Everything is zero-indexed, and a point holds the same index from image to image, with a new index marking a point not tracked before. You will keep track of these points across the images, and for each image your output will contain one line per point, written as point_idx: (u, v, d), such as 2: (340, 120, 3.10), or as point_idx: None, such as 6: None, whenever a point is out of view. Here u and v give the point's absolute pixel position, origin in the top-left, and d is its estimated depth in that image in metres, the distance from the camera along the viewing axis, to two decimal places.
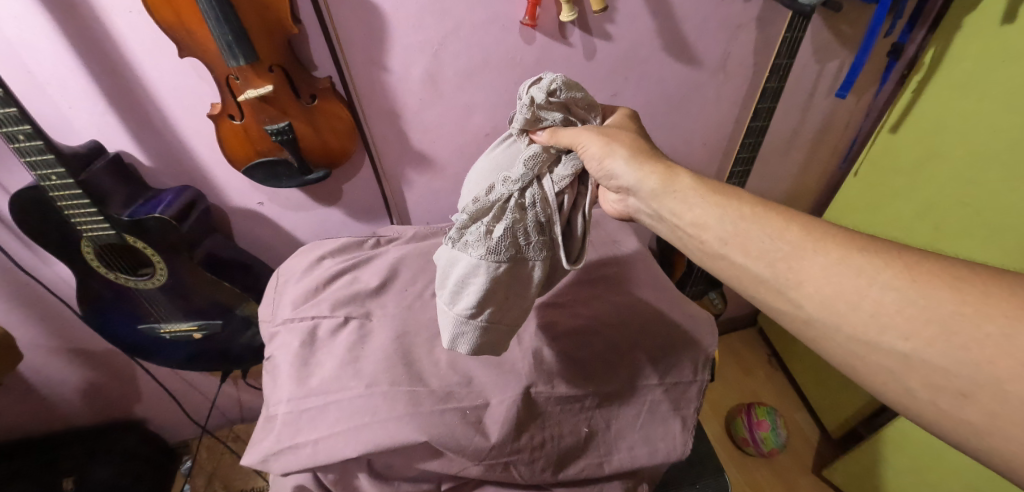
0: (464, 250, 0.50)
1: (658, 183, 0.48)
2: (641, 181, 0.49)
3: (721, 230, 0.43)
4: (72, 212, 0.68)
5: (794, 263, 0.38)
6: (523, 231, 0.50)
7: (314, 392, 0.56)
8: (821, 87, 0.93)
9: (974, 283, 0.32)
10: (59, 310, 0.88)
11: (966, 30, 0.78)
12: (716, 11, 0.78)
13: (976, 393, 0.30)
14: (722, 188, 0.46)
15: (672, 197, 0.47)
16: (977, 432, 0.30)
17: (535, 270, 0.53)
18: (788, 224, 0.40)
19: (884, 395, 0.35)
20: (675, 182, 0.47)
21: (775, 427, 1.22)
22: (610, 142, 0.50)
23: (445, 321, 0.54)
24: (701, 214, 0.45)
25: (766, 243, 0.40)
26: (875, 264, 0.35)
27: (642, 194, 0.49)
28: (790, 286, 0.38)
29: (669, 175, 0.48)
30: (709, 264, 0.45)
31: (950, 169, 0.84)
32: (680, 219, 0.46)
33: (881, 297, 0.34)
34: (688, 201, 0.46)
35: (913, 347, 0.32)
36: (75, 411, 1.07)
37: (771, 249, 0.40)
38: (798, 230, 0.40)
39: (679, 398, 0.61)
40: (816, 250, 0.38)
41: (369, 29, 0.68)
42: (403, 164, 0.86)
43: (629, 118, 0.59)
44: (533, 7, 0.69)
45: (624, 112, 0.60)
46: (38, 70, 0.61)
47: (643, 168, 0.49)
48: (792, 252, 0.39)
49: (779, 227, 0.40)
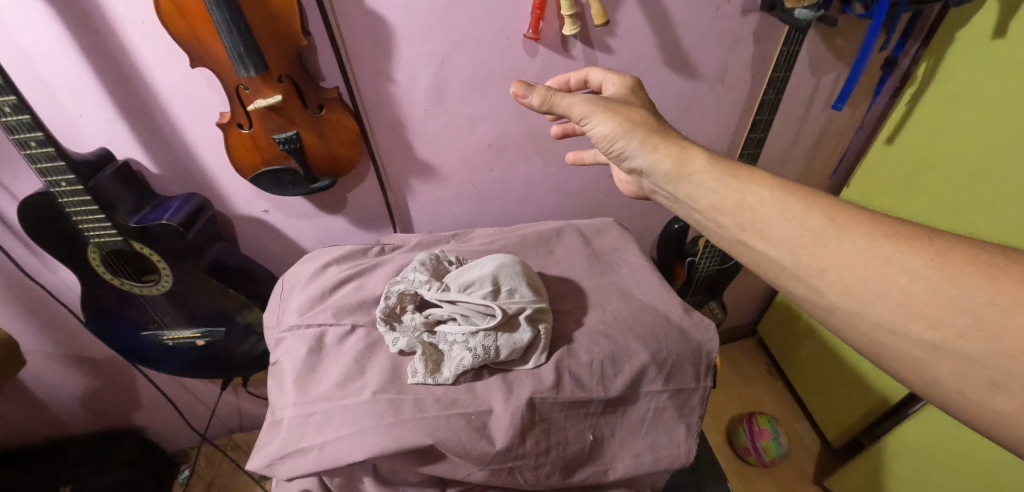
0: (436, 373, 0.58)
1: (672, 164, 0.49)
2: (655, 164, 0.50)
3: (739, 215, 0.44)
4: (80, 219, 0.69)
5: (818, 249, 0.39)
6: (466, 324, 0.62)
7: (321, 398, 0.56)
8: (817, 100, 0.95)
9: (1010, 272, 0.32)
10: (61, 316, 0.88)
11: (961, 43, 0.80)
12: (714, 25, 0.80)
13: (1007, 383, 0.30)
14: (737, 169, 0.46)
15: (686, 180, 0.48)
16: (1009, 421, 0.31)
17: (496, 331, 0.60)
18: (810, 209, 0.41)
19: (902, 380, 0.36)
20: (689, 165, 0.48)
21: (776, 436, 1.21)
22: (621, 122, 0.52)
23: (459, 362, 0.59)
24: (717, 198, 0.45)
25: (787, 230, 0.41)
26: (904, 253, 0.35)
27: (656, 177, 0.50)
28: (809, 275, 0.39)
29: (682, 156, 0.48)
30: (728, 248, 0.47)
31: (941, 179, 0.86)
32: (693, 201, 0.47)
33: (910, 285, 0.34)
34: (703, 184, 0.46)
35: (942, 337, 0.33)
36: (73, 418, 1.06)
37: (791, 236, 0.41)
38: (820, 215, 0.40)
39: (681, 404, 0.62)
40: (839, 236, 0.38)
41: (377, 39, 0.69)
42: (407, 173, 0.88)
43: (630, 87, 0.60)
44: (536, 21, 0.70)
45: (625, 82, 0.60)
46: (50, 78, 0.62)
47: (656, 150, 0.50)
48: (815, 239, 0.39)
49: (800, 211, 0.41)
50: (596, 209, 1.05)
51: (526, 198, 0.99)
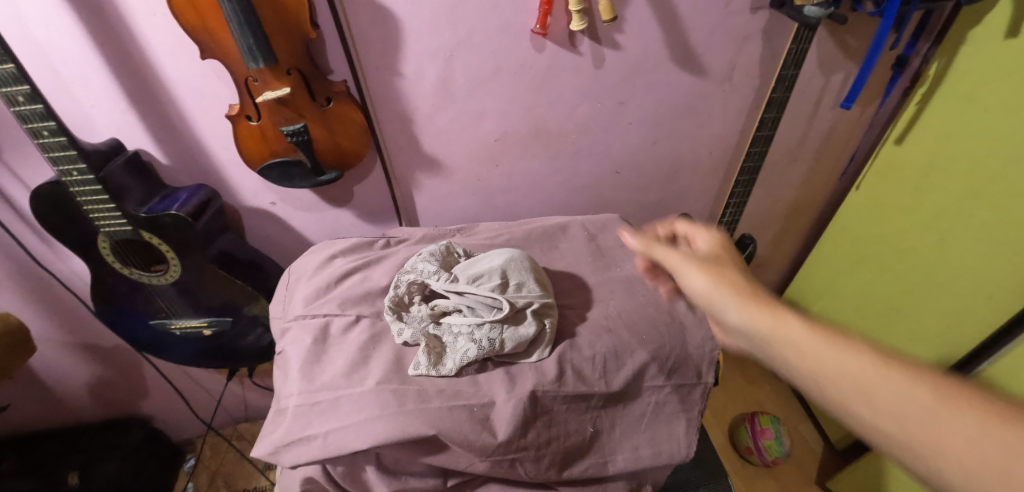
0: (440, 365, 0.59)
1: (767, 326, 0.39)
2: (746, 324, 0.40)
3: (833, 378, 0.34)
4: (91, 208, 0.69)
5: (924, 425, 0.29)
6: (472, 316, 0.63)
7: (325, 387, 0.57)
8: (825, 99, 0.95)
9: None
10: (72, 304, 0.89)
11: (975, 42, 0.79)
12: (723, 22, 0.80)
13: None
14: (844, 332, 0.36)
15: (783, 345, 0.37)
16: None
17: (502, 324, 0.60)
18: (923, 377, 0.31)
19: None
20: (788, 327, 0.38)
21: (779, 435, 1.20)
22: (714, 277, 0.45)
23: (462, 355, 0.59)
24: (823, 369, 0.34)
25: (893, 400, 0.31)
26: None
27: (750, 341, 0.40)
28: (919, 457, 0.29)
29: (780, 316, 0.39)
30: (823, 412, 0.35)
31: (950, 179, 0.86)
32: (787, 368, 0.37)
33: None
34: (805, 351, 0.36)
35: None
36: (83, 405, 1.08)
37: (896, 406, 0.31)
38: (934, 385, 0.30)
39: (682, 399, 0.62)
40: (953, 415, 0.29)
41: (384, 33, 0.70)
42: (413, 167, 0.88)
43: (725, 249, 0.51)
44: (544, 16, 0.70)
45: (717, 240, 0.52)
46: (64, 68, 0.63)
47: (750, 308, 0.41)
48: (924, 411, 0.30)
49: (905, 376, 0.31)
50: (602, 205, 1.05)
51: (532, 193, 0.99)
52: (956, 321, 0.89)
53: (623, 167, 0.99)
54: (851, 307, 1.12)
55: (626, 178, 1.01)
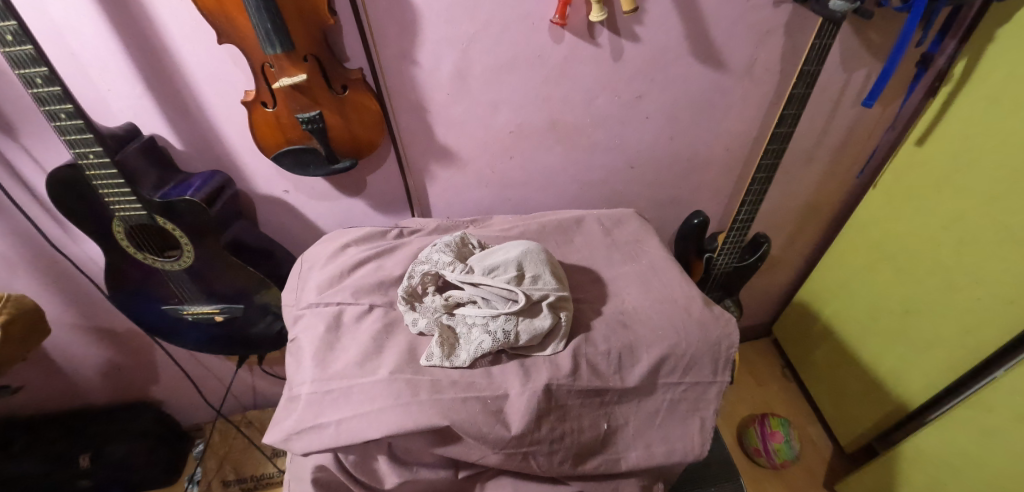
0: (455, 357, 0.59)
1: None
2: None
3: None
4: (107, 192, 0.70)
5: None
6: (486, 308, 0.62)
7: (339, 375, 0.57)
8: (846, 97, 0.93)
9: None
10: (85, 288, 0.90)
11: (1001, 42, 0.76)
12: (745, 16, 0.78)
13: None
14: None
15: None
16: None
17: (517, 316, 0.60)
18: None
19: None
20: None
21: (788, 439, 1.18)
22: None
23: (477, 347, 0.58)
24: None
25: None
26: None
27: None
28: None
29: None
30: None
31: (974, 182, 0.84)
32: None
33: None
34: None
35: None
36: (94, 388, 1.09)
37: None
38: None
39: (697, 399, 0.61)
40: None
41: (402, 21, 0.69)
42: (427, 158, 0.87)
43: None
44: (563, 6, 0.68)
45: None
46: (81, 51, 0.63)
47: None
48: None
49: None
50: (615, 201, 1.04)
51: (546, 186, 0.98)
52: (975, 328, 0.87)
53: (638, 162, 0.98)
54: (865, 310, 1.11)
55: (641, 174, 1.00)
